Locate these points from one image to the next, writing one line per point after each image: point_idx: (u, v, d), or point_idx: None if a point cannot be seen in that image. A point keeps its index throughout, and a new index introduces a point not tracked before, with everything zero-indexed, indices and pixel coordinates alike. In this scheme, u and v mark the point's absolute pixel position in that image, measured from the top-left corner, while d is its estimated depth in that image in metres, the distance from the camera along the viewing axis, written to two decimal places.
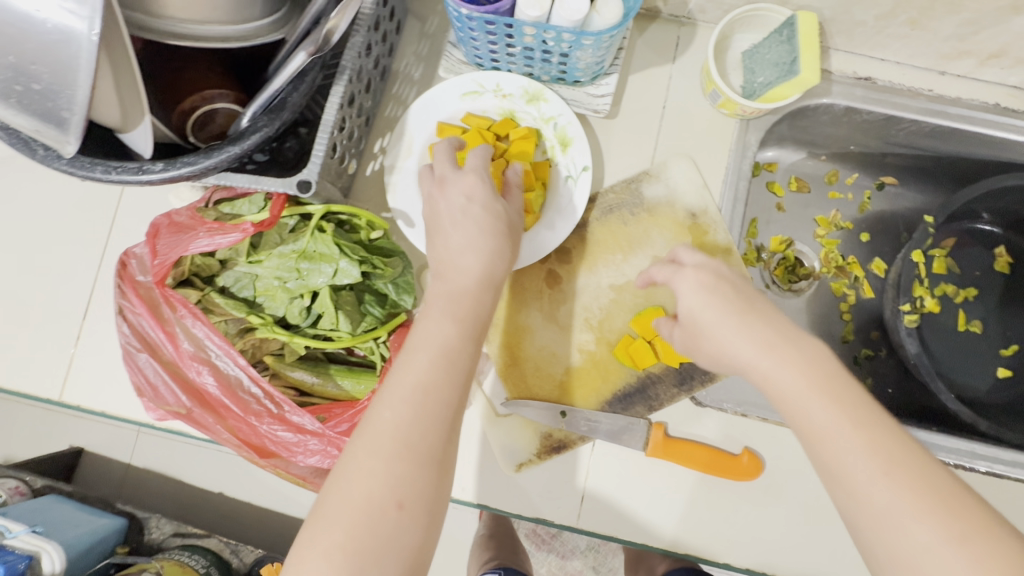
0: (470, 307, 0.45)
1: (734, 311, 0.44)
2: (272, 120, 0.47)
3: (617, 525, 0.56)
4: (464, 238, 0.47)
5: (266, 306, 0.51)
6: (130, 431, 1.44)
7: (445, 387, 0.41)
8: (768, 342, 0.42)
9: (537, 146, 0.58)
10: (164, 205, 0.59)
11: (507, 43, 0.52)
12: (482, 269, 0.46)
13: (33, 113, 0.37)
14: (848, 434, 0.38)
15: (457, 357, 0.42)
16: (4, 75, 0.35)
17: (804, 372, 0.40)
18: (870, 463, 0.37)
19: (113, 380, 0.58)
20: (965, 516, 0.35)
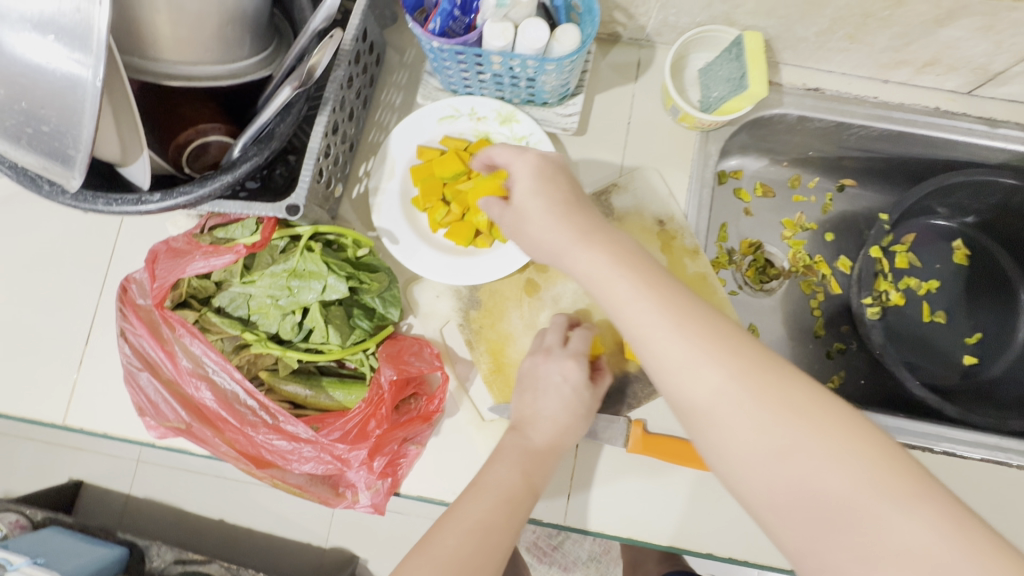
0: (538, 465, 0.50)
1: (578, 243, 0.46)
2: (262, 150, 0.51)
3: (603, 521, 0.58)
4: (550, 405, 0.53)
5: (260, 323, 0.54)
6: (130, 462, 1.44)
7: (505, 524, 0.45)
8: (606, 259, 0.45)
9: None
10: (161, 233, 0.63)
11: (478, 71, 0.56)
12: (556, 440, 0.52)
13: (41, 152, 0.41)
14: (682, 344, 0.40)
15: (517, 504, 0.47)
16: (17, 119, 0.39)
17: (647, 292, 0.43)
18: (703, 356, 0.40)
19: (115, 403, 0.61)
20: (789, 395, 0.38)
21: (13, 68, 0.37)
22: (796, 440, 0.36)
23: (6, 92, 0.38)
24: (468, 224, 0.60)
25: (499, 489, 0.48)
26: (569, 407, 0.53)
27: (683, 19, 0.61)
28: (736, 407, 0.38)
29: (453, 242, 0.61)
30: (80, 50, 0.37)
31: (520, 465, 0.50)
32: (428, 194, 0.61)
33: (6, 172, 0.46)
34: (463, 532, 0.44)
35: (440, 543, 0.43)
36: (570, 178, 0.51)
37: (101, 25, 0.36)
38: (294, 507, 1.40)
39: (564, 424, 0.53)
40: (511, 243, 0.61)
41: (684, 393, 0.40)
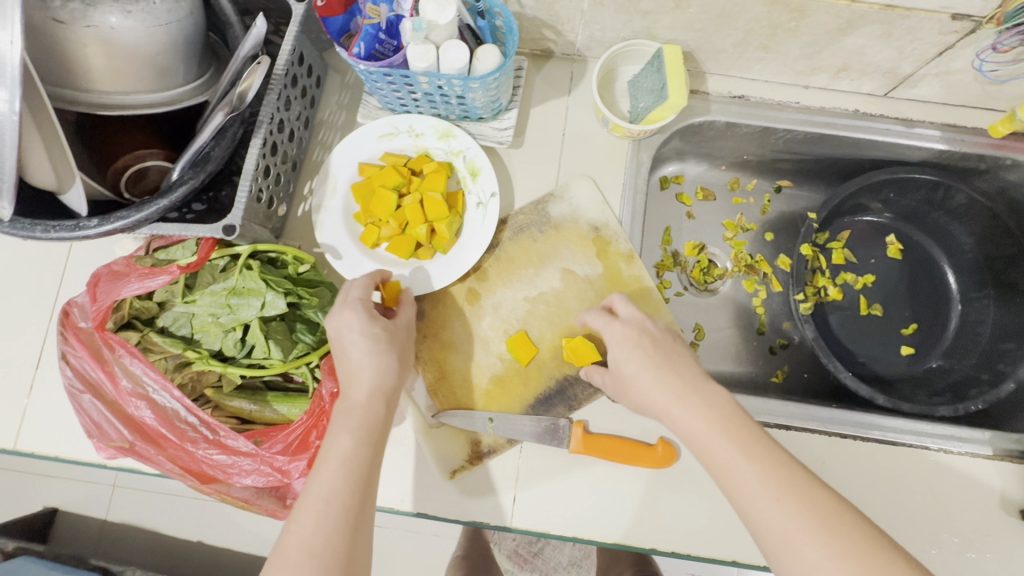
0: (365, 416, 0.49)
1: (679, 403, 0.51)
2: (198, 173, 0.53)
3: (547, 521, 0.59)
4: (358, 355, 0.51)
5: (203, 341, 0.56)
6: (106, 487, 1.44)
7: (348, 490, 0.44)
8: (707, 425, 0.49)
9: (450, 177, 0.64)
10: (109, 257, 0.64)
11: (409, 90, 0.58)
12: (376, 384, 0.50)
13: None
14: (780, 509, 0.44)
15: (356, 464, 0.46)
16: None
17: (747, 455, 0.47)
18: (805, 527, 0.43)
19: (65, 425, 0.61)
20: (878, 561, 0.42)
21: None
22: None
23: None
24: (409, 237, 0.62)
25: (340, 458, 0.46)
26: (371, 351, 0.51)
27: (608, 34, 0.64)
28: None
29: (396, 255, 0.63)
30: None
31: (347, 422, 0.48)
32: (369, 211, 0.63)
33: None
34: (316, 516, 0.43)
35: (292, 531, 0.42)
36: (660, 340, 0.56)
37: (14, 61, 0.38)
38: (272, 526, 1.39)
39: (380, 370, 0.51)
40: (452, 254, 0.63)
41: (772, 534, 0.44)
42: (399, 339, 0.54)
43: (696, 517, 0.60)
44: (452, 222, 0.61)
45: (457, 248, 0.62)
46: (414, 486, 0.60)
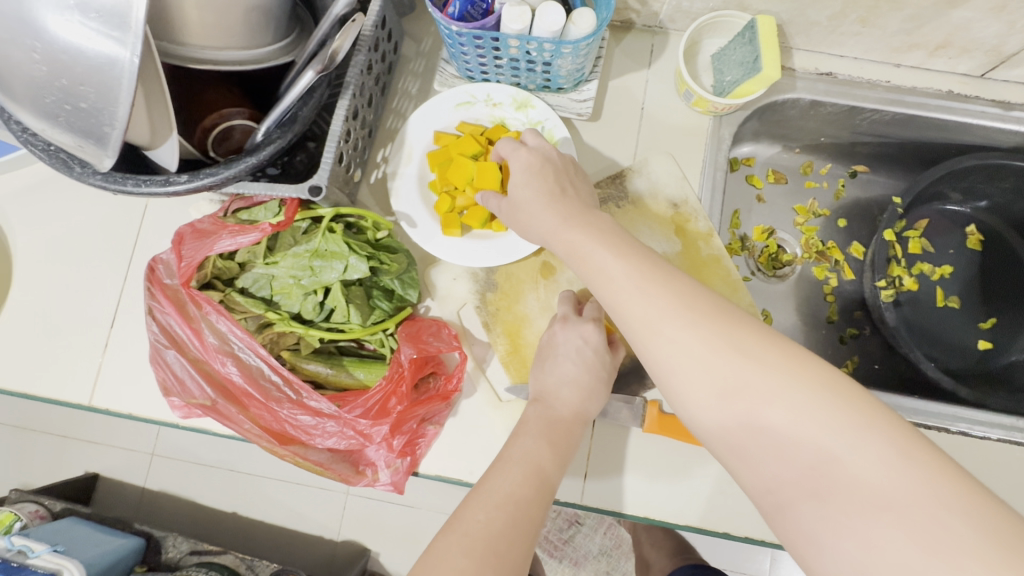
0: (563, 434, 0.53)
1: (565, 225, 0.50)
2: (285, 132, 0.53)
3: (618, 500, 0.59)
4: (569, 371, 0.56)
5: (282, 303, 0.55)
6: (144, 455, 1.47)
7: (533, 497, 0.47)
8: (635, 290, 0.44)
9: None
10: (185, 219, 0.64)
11: (495, 55, 0.57)
12: (579, 404, 0.55)
13: (77, 130, 0.42)
14: (656, 305, 0.42)
15: (546, 478, 0.49)
16: (55, 96, 0.41)
17: (623, 263, 0.45)
18: (736, 377, 0.38)
19: (140, 383, 0.62)
20: (750, 352, 0.39)
21: (56, 45, 0.39)
22: (853, 442, 0.34)
23: (47, 70, 0.40)
24: (485, 208, 0.61)
25: (530, 464, 0.49)
26: (586, 371, 0.56)
27: (696, 5, 0.62)
28: (779, 423, 0.36)
29: (471, 226, 0.62)
30: (117, 29, 0.38)
31: (541, 435, 0.52)
32: (446, 179, 0.61)
33: (42, 154, 0.48)
34: (500, 503, 0.45)
35: (478, 519, 0.44)
36: (560, 172, 0.54)
37: (139, 8, 0.38)
38: (305, 501, 1.41)
39: (581, 395, 0.55)
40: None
41: (648, 345, 0.42)
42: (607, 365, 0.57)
43: None
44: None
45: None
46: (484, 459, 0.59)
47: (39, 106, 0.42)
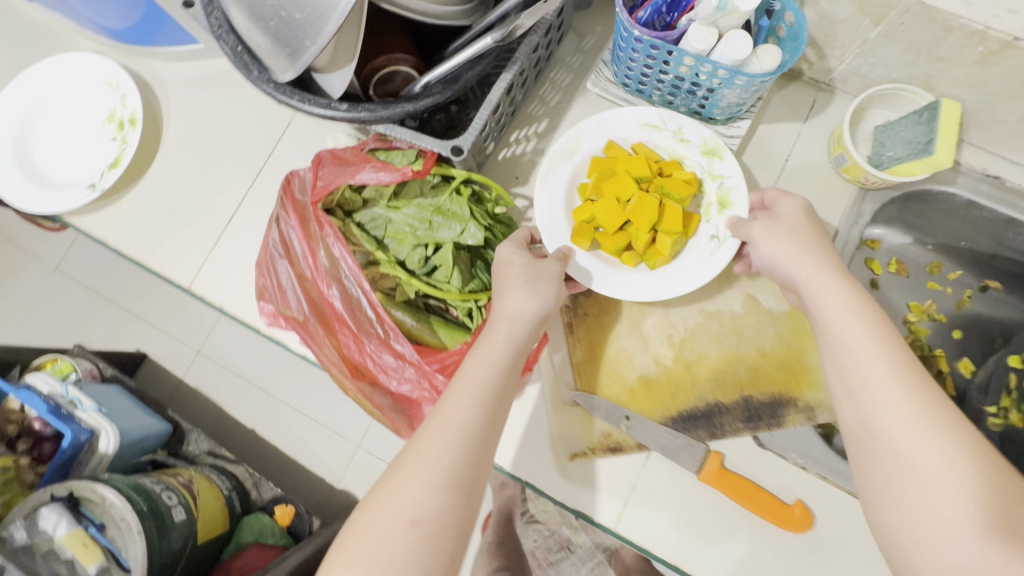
0: (507, 340, 0.48)
1: (827, 275, 0.46)
2: (446, 90, 0.54)
3: (652, 537, 0.57)
4: (519, 286, 0.50)
5: (392, 247, 0.57)
6: (189, 350, 1.57)
7: (468, 425, 0.43)
8: (863, 310, 0.43)
9: (695, 196, 0.59)
10: (320, 146, 0.68)
11: (661, 69, 0.57)
12: (528, 308, 0.49)
13: (278, 40, 0.48)
14: (890, 378, 0.39)
15: (487, 397, 0.45)
16: (276, 7, 0.47)
17: (874, 329, 0.42)
18: (913, 418, 0.38)
19: (239, 281, 0.66)
20: (960, 433, 0.37)
21: None
22: (979, 502, 0.34)
23: None
24: (624, 236, 0.58)
25: (470, 391, 0.45)
26: (525, 281, 0.50)
27: (876, 73, 0.60)
28: (966, 525, 0.34)
29: (600, 246, 0.59)
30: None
31: (482, 350, 0.48)
32: (598, 188, 0.59)
33: (229, 54, 0.51)
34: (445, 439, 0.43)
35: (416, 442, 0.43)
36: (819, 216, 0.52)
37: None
38: (319, 440, 1.46)
39: (539, 308, 0.50)
40: (658, 271, 0.59)
41: (868, 412, 0.40)
42: (549, 273, 0.52)
43: None
44: (677, 242, 0.57)
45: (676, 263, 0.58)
46: (534, 454, 0.60)
47: (259, 11, 0.48)
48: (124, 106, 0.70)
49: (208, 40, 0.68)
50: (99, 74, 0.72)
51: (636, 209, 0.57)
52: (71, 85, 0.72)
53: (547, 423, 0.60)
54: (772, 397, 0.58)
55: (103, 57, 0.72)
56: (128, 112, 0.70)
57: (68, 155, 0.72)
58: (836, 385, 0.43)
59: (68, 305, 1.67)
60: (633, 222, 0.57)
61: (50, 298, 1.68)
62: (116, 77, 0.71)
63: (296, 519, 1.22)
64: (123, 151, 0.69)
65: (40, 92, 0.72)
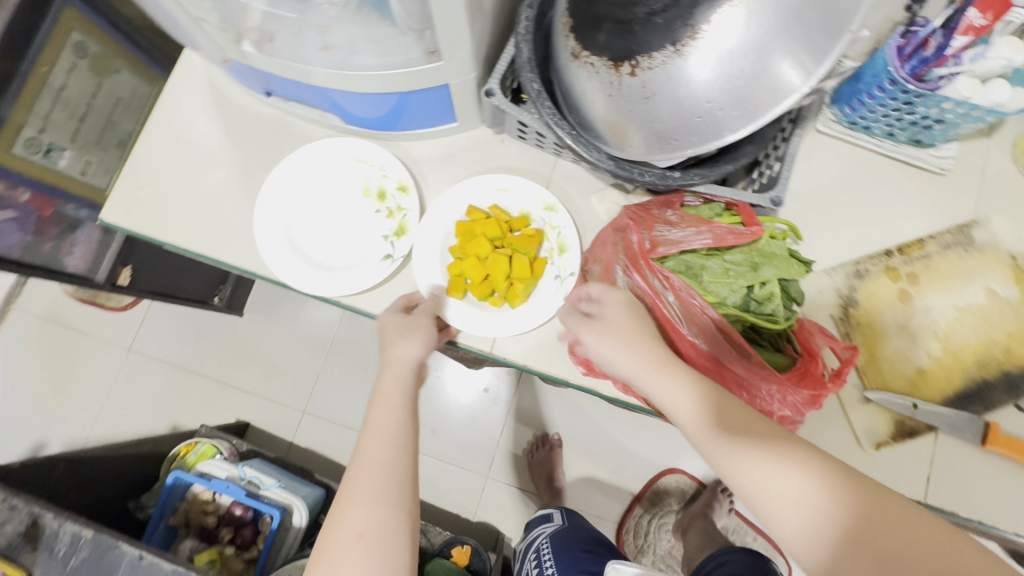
0: (402, 381, 0.64)
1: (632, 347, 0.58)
2: (757, 147, 0.63)
3: (956, 503, 0.68)
4: (412, 345, 0.64)
5: (714, 289, 0.63)
6: (297, 411, 1.58)
7: (399, 464, 0.58)
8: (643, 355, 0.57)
9: (540, 244, 0.72)
10: (584, 206, 0.75)
11: (909, 110, 0.68)
12: (420, 351, 0.64)
13: (653, 137, 0.56)
14: (689, 405, 0.53)
15: (398, 453, 0.58)
16: (666, 116, 0.53)
17: (648, 358, 0.57)
18: (743, 450, 0.48)
19: (539, 339, 0.70)
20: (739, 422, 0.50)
21: (702, 97, 0.51)
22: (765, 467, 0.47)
23: (681, 102, 0.52)
24: (488, 285, 0.70)
25: (388, 425, 0.60)
26: (410, 338, 0.65)
27: None
28: (787, 499, 0.45)
29: (471, 294, 0.70)
30: (753, 109, 0.50)
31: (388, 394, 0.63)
32: (464, 247, 0.70)
33: (570, 136, 0.61)
34: (389, 469, 0.58)
35: (339, 511, 0.55)
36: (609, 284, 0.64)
37: (778, 105, 0.49)
38: (450, 480, 1.47)
39: (419, 353, 0.65)
40: (519, 310, 0.70)
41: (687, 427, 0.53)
42: (422, 325, 0.66)
43: None
44: (529, 285, 0.70)
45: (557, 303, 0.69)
46: (843, 451, 0.68)
47: (645, 112, 0.54)
48: (388, 177, 0.75)
49: (470, 118, 0.72)
50: (352, 159, 0.75)
51: (493, 263, 0.68)
52: (322, 164, 0.75)
53: (848, 423, 0.69)
54: None
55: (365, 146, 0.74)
56: (391, 181, 0.75)
57: (331, 239, 0.74)
58: (700, 448, 0.51)
59: (147, 385, 1.60)
60: (492, 274, 0.69)
61: (127, 383, 1.60)
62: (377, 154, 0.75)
63: (473, 557, 1.24)
64: (404, 218, 0.74)
65: (294, 178, 0.74)
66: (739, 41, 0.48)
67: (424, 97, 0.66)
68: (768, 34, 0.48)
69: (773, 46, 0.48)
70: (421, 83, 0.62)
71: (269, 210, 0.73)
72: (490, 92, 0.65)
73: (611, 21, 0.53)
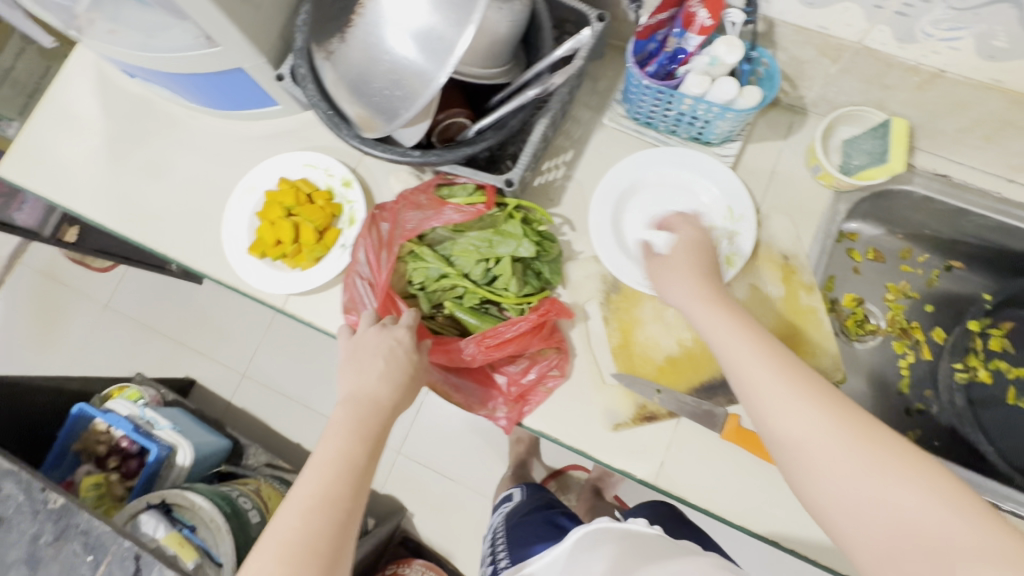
0: (370, 410, 0.62)
1: (759, 356, 0.53)
2: (496, 134, 0.68)
3: (686, 490, 0.69)
4: (373, 367, 0.65)
5: (459, 263, 0.72)
6: (237, 375, 1.73)
7: (343, 469, 0.57)
8: (756, 353, 0.54)
9: (336, 216, 0.80)
10: (383, 184, 0.82)
11: (666, 107, 0.71)
12: (383, 382, 0.64)
13: (376, 107, 0.58)
14: (808, 408, 0.49)
15: (350, 457, 0.58)
16: (381, 84, 0.57)
17: (758, 348, 0.54)
18: (833, 434, 0.47)
19: (323, 300, 0.79)
20: (858, 438, 0.46)
21: (401, 61, 0.55)
22: (878, 484, 0.43)
23: (387, 68, 0.56)
24: (281, 248, 0.78)
25: (333, 443, 0.59)
26: (384, 368, 0.64)
27: (840, 97, 0.73)
28: (878, 491, 0.43)
29: (269, 256, 0.79)
30: (442, 56, 0.53)
31: (353, 418, 0.61)
32: (266, 214, 0.80)
33: (323, 118, 0.68)
34: (331, 479, 0.57)
35: (292, 527, 0.53)
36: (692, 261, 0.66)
37: (459, 47, 0.52)
38: None
39: (379, 380, 0.64)
40: (305, 272, 0.78)
41: (789, 433, 0.49)
42: (390, 355, 0.65)
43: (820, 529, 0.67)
44: (314, 250, 0.78)
45: (647, 251, 0.75)
46: (582, 428, 0.72)
47: (363, 83, 0.58)
48: (330, 176, 0.81)
49: (283, 101, 0.81)
50: (198, 134, 0.87)
51: (281, 228, 0.77)
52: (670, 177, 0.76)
53: (592, 401, 0.72)
54: None
55: (324, 159, 0.81)
56: (336, 181, 0.81)
57: (166, 201, 0.85)
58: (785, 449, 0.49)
59: (116, 337, 1.80)
60: (282, 238, 0.78)
61: (99, 335, 1.81)
62: (312, 155, 0.82)
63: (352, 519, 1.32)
64: (351, 210, 0.80)
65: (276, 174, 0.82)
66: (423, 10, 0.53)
67: (227, 79, 0.76)
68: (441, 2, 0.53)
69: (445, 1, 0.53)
70: (212, 66, 0.72)
71: (647, 216, 0.76)
72: (279, 76, 0.73)
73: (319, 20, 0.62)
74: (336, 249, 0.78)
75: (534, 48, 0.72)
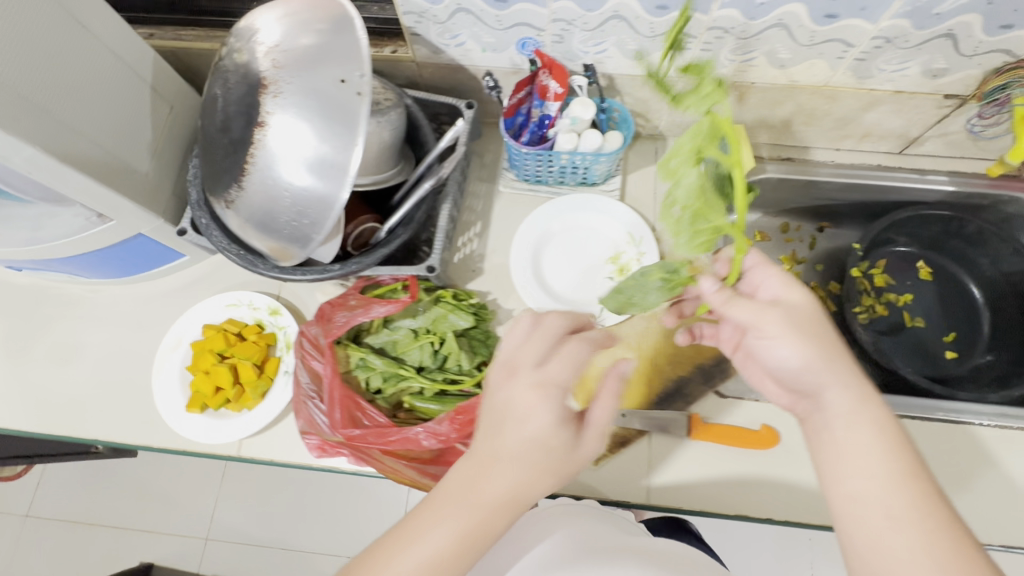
0: (483, 512, 0.45)
1: (843, 389, 0.50)
2: (407, 228, 0.73)
3: (678, 498, 0.72)
4: (514, 440, 0.46)
5: (407, 357, 0.75)
6: (199, 540, 1.57)
7: (442, 574, 0.43)
8: (845, 389, 0.50)
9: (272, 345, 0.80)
10: (311, 302, 0.83)
11: (549, 164, 0.79)
12: (513, 482, 0.46)
13: (287, 236, 0.61)
14: (874, 448, 0.47)
15: (446, 562, 0.44)
16: (287, 215, 0.60)
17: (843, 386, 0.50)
18: (873, 470, 0.47)
19: (277, 433, 0.76)
20: (908, 484, 0.46)
21: (299, 190, 0.58)
22: (897, 515, 0.45)
23: (288, 199, 0.59)
24: (222, 394, 0.77)
25: (430, 541, 0.44)
26: (532, 437, 0.46)
27: (685, 119, 0.86)
28: (889, 532, 0.44)
29: (211, 407, 0.77)
30: (339, 176, 0.57)
31: (455, 507, 0.45)
32: (198, 364, 0.78)
33: (236, 259, 0.69)
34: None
35: None
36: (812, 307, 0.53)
37: (352, 165, 0.56)
38: None
39: (508, 466, 0.46)
40: (253, 410, 0.76)
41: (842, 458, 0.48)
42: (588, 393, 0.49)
43: (806, 493, 0.72)
44: (257, 386, 0.76)
45: (573, 290, 0.81)
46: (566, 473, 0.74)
47: (269, 219, 0.61)
48: (255, 308, 0.81)
49: (190, 251, 0.82)
50: (104, 307, 0.85)
51: (218, 374, 0.76)
52: (569, 219, 0.84)
53: None
54: (716, 359, 0.79)
55: (245, 294, 0.82)
56: (263, 311, 0.82)
57: (84, 384, 0.80)
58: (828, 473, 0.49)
59: (47, 547, 1.60)
60: (221, 384, 0.76)
61: (27, 550, 1.60)
62: (232, 295, 0.82)
63: None
64: (285, 335, 0.80)
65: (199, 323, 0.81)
66: (305, 139, 0.57)
67: (128, 246, 0.76)
68: (320, 129, 0.56)
69: (324, 127, 0.56)
70: (109, 240, 0.72)
71: (561, 259, 0.83)
72: (181, 231, 0.74)
73: (207, 173, 0.64)
74: (279, 377, 0.78)
75: (419, 144, 0.79)
